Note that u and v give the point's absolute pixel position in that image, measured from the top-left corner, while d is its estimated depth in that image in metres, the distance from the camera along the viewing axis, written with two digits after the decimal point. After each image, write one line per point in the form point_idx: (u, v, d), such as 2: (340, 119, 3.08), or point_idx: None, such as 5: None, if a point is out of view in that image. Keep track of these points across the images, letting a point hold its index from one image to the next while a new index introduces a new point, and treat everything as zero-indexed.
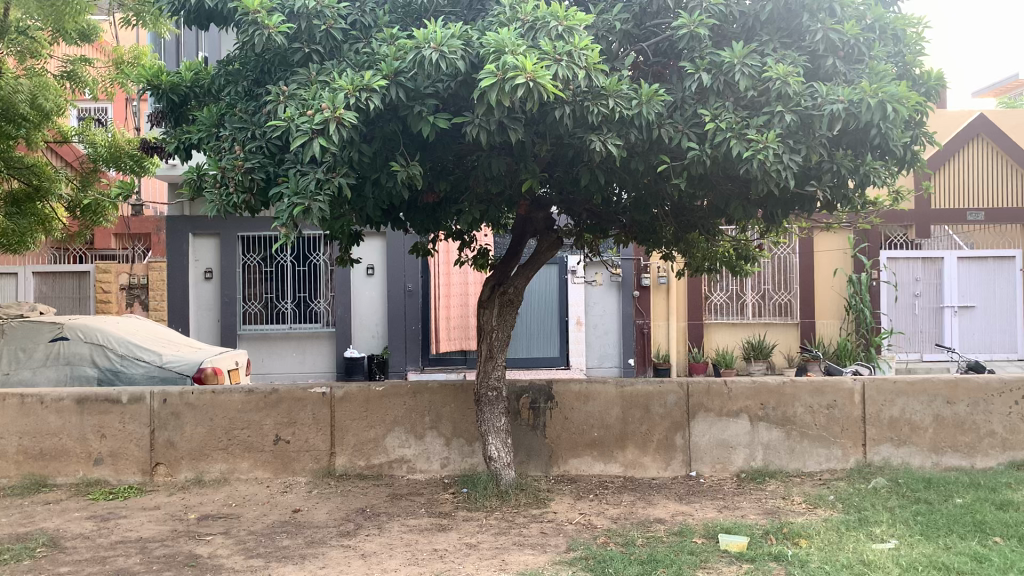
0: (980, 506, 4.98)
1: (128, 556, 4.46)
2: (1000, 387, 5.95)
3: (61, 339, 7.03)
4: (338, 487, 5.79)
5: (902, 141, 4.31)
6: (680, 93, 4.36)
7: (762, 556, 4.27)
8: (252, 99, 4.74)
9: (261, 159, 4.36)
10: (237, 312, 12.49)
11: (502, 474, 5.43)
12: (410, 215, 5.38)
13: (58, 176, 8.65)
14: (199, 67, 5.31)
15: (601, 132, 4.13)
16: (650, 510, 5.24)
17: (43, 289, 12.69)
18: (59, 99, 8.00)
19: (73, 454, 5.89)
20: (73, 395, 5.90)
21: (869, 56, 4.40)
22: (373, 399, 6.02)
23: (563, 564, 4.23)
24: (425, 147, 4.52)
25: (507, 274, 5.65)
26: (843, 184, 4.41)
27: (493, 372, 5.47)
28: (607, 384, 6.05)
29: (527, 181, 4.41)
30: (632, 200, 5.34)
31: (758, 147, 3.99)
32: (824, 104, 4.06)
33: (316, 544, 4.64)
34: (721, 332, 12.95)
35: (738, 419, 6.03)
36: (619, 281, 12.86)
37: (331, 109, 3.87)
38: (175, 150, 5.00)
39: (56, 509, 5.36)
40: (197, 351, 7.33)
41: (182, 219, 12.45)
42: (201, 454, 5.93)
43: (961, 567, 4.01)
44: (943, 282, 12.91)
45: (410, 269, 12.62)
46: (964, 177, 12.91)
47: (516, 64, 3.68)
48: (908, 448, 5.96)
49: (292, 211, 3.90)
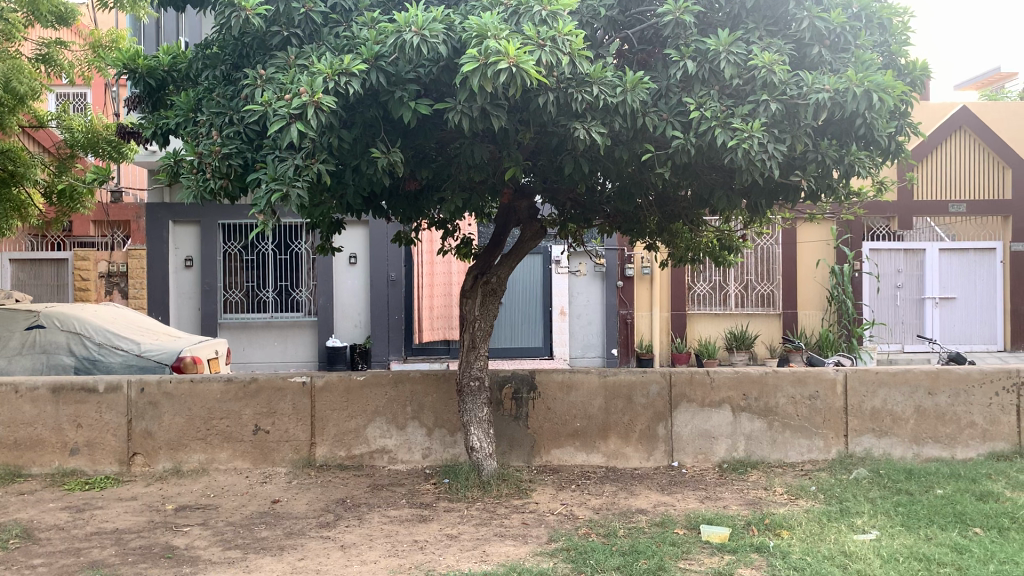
0: (961, 497, 4.99)
1: (103, 548, 4.39)
2: (980, 377, 5.98)
3: (36, 327, 6.92)
4: (318, 478, 5.74)
5: (887, 131, 4.29)
6: (664, 81, 4.30)
7: (744, 548, 4.26)
8: (230, 84, 4.66)
9: (238, 144, 4.29)
10: (217, 300, 12.39)
11: (484, 464, 5.40)
12: (392, 203, 5.31)
13: (34, 161, 8.46)
14: (176, 50, 5.20)
15: (585, 120, 4.08)
16: (632, 500, 5.22)
17: (20, 276, 12.51)
18: (34, 82, 7.82)
19: (49, 444, 5.80)
20: (48, 383, 5.80)
21: (855, 45, 4.36)
22: (354, 389, 5.96)
23: (544, 556, 4.20)
24: (407, 135, 4.46)
25: (490, 263, 5.61)
26: (828, 174, 4.38)
27: (476, 362, 5.42)
28: (590, 374, 6.01)
29: (510, 168, 4.36)
30: (616, 190, 5.29)
31: (743, 136, 3.96)
32: (810, 92, 4.03)
33: (295, 535, 4.59)
34: (704, 323, 13.02)
35: (720, 410, 6.02)
36: (603, 271, 12.80)
37: (309, 93, 3.79)
38: (152, 135, 4.90)
39: (30, 500, 5.28)
40: (177, 340, 7.23)
41: (161, 206, 12.31)
42: (179, 444, 5.86)
43: (942, 559, 4.01)
44: (924, 273, 12.98)
45: (393, 258, 12.49)
46: (945, 170, 12.97)
47: (499, 49, 3.62)
48: (890, 439, 5.97)
49: (270, 198, 3.83)
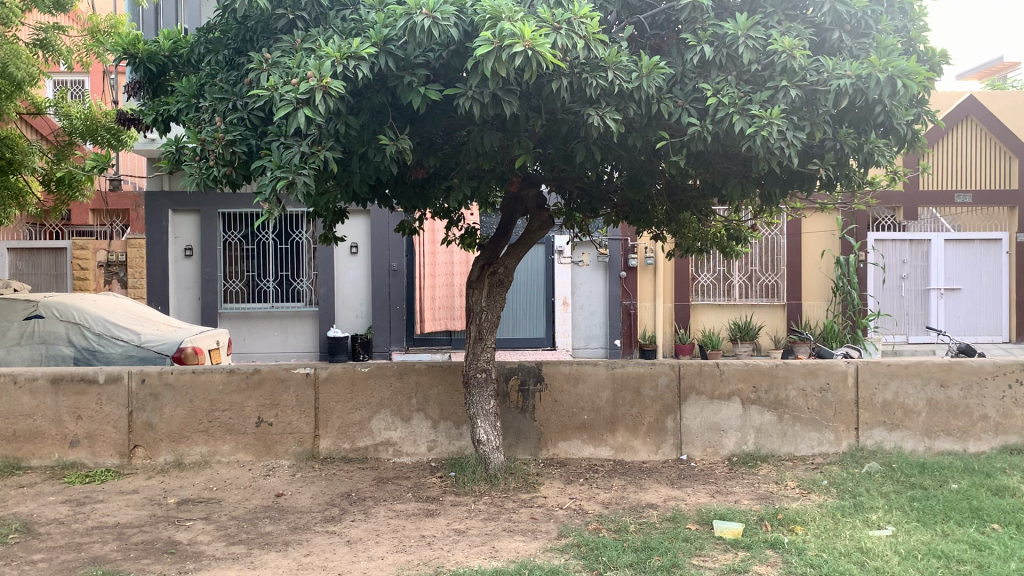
0: (976, 491, 4.91)
1: (104, 542, 4.31)
2: (994, 369, 5.87)
3: (36, 317, 6.84)
4: (322, 471, 5.66)
5: (907, 119, 4.18)
6: (680, 66, 4.20)
7: (758, 544, 4.17)
8: (233, 69, 4.55)
9: (242, 130, 4.18)
10: (217, 290, 12.29)
11: (491, 457, 5.30)
12: (399, 191, 5.22)
13: (31, 149, 8.33)
14: (177, 35, 5.05)
15: (600, 106, 3.97)
16: (642, 494, 5.14)
17: (19, 265, 12.34)
18: (32, 68, 7.67)
19: (48, 436, 5.71)
20: (47, 374, 5.71)
21: (876, 30, 4.25)
22: (358, 380, 5.87)
23: (555, 552, 4.12)
24: (414, 122, 4.35)
25: (496, 253, 5.50)
26: (847, 164, 4.28)
27: (482, 353, 5.32)
28: (598, 366, 5.92)
29: (520, 156, 4.25)
30: (626, 177, 5.17)
31: (762, 123, 3.86)
32: (831, 78, 3.93)
33: (300, 530, 4.51)
34: (708, 313, 12.92)
35: (730, 403, 5.94)
36: (606, 262, 12.73)
37: (317, 77, 3.69)
38: (152, 123, 4.78)
39: (30, 493, 5.20)
40: (177, 330, 7.13)
41: (160, 195, 12.20)
42: (181, 436, 5.77)
43: (962, 556, 3.93)
44: (929, 264, 12.90)
45: (394, 247, 12.39)
46: (952, 159, 12.87)
47: (514, 31, 3.52)
48: (901, 432, 5.89)
49: (275, 185, 3.74)
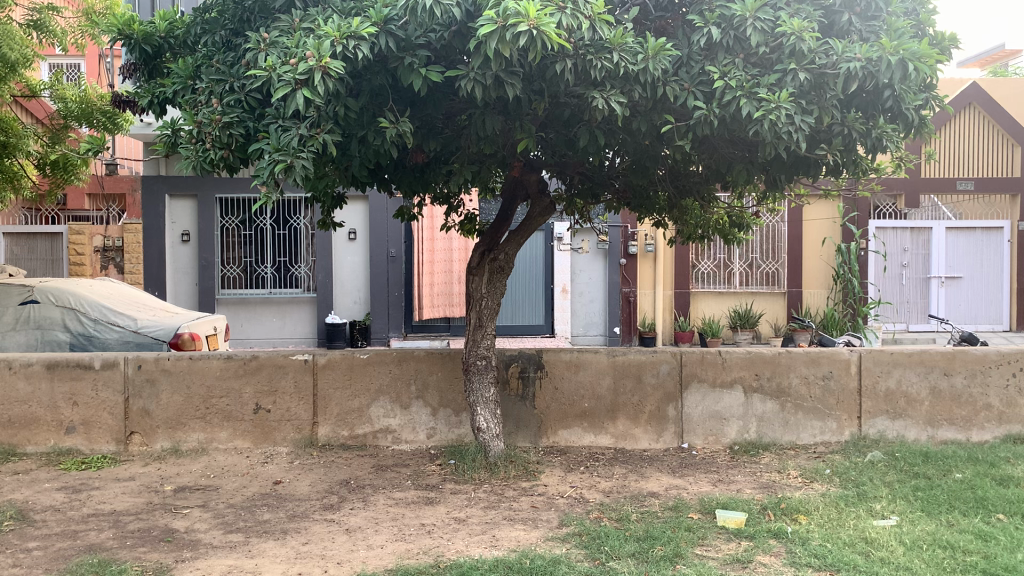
0: (981, 481, 4.87)
1: (100, 530, 4.26)
2: (998, 358, 5.82)
3: (31, 302, 6.79)
4: (320, 459, 5.61)
5: (917, 104, 4.08)
6: (686, 48, 4.14)
7: (762, 534, 4.12)
8: (230, 50, 4.47)
9: (240, 112, 4.10)
10: (215, 276, 12.20)
11: (491, 445, 5.26)
12: (398, 175, 5.13)
13: (26, 132, 8.21)
14: (172, 16, 4.92)
15: (604, 89, 3.91)
16: (643, 483, 5.10)
17: (14, 250, 12.21)
18: (26, 50, 7.56)
19: (44, 422, 5.65)
20: (43, 360, 5.64)
21: (887, 12, 4.18)
22: (358, 367, 5.81)
23: (556, 541, 4.07)
24: (415, 104, 4.28)
25: (496, 240, 5.42)
26: (854, 149, 4.22)
27: (482, 341, 5.26)
28: (599, 353, 5.87)
29: (522, 140, 4.18)
30: (629, 163, 5.11)
31: (769, 107, 3.80)
32: (840, 61, 3.87)
33: (298, 518, 4.45)
34: (708, 301, 12.87)
35: (731, 391, 5.89)
36: (607, 249, 12.67)
37: (316, 57, 3.60)
38: (148, 105, 4.69)
39: (25, 480, 5.14)
40: (174, 316, 7.06)
41: (157, 179, 12.10)
42: (178, 423, 5.71)
43: (967, 547, 3.88)
44: (930, 252, 12.85)
45: (393, 234, 12.32)
46: (954, 147, 12.80)
47: (519, 10, 3.45)
48: (904, 421, 5.84)
49: (274, 169, 3.67)
